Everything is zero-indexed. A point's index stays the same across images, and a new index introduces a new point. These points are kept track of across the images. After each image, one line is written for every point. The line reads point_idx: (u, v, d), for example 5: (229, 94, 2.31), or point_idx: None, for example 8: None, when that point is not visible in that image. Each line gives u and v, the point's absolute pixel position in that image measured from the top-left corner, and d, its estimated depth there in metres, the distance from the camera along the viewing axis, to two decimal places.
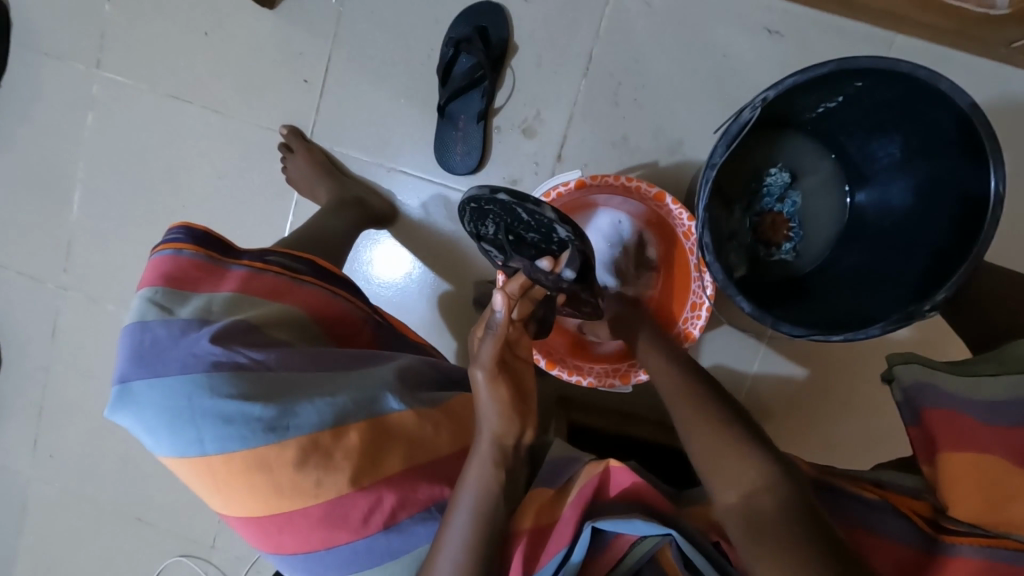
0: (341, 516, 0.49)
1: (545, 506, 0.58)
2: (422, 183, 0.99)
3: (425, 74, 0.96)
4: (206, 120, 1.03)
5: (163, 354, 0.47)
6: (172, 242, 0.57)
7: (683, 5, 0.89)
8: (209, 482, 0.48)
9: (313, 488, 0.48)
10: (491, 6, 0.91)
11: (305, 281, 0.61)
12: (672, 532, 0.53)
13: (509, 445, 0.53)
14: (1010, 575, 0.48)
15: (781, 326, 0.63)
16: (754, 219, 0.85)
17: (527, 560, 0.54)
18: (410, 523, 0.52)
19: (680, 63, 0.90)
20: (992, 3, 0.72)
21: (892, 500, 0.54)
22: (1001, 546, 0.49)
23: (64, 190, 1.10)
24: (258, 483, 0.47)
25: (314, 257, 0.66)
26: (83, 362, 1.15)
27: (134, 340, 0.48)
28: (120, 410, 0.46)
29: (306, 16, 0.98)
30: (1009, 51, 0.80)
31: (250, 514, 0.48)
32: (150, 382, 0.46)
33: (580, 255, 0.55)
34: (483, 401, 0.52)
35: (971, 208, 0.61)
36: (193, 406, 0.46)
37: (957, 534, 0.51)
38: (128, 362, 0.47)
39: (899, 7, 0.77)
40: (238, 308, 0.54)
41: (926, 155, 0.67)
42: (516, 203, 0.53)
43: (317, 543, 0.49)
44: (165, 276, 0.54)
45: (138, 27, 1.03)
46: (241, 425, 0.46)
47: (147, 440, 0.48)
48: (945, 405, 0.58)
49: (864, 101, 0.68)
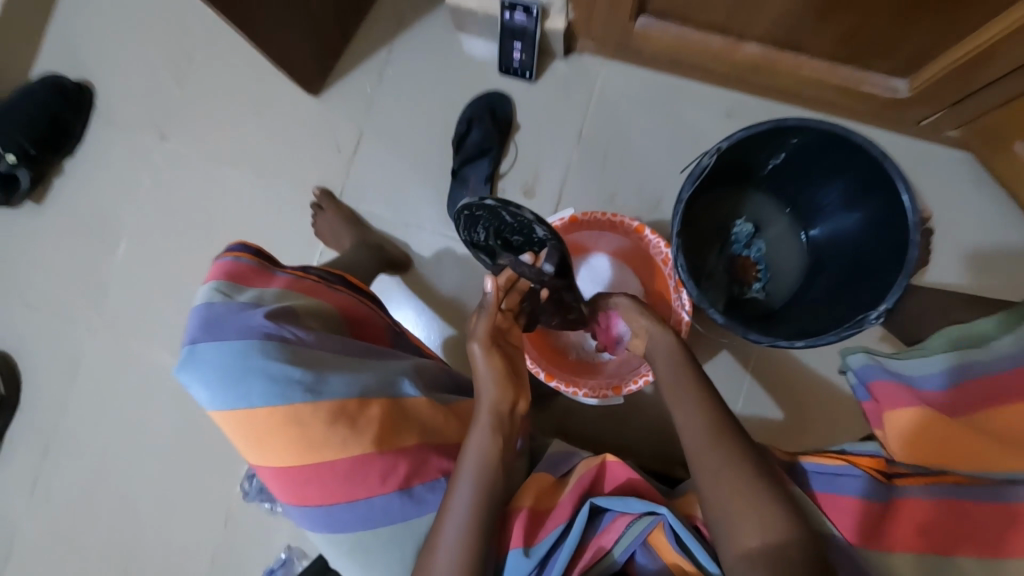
0: (363, 473, 0.54)
1: (545, 487, 0.61)
2: (435, 236, 1.13)
3: (441, 146, 1.13)
4: (248, 182, 1.18)
5: (225, 322, 0.55)
6: (233, 252, 0.68)
7: (657, 95, 1.09)
8: (249, 436, 0.54)
9: (340, 444, 0.54)
10: (500, 95, 1.11)
11: (337, 289, 0.73)
12: (661, 509, 0.57)
13: (505, 411, 0.59)
14: (954, 505, 0.58)
15: (752, 337, 0.74)
16: (727, 263, 0.98)
17: (527, 532, 0.56)
18: (424, 491, 0.57)
19: (656, 139, 1.08)
20: (895, 88, 0.90)
21: (852, 461, 0.61)
22: (944, 481, 0.59)
23: (110, 240, 1.22)
24: (293, 436, 0.53)
25: (345, 276, 0.78)
26: (99, 402, 1.20)
27: (204, 313, 0.56)
28: (186, 368, 0.54)
29: (345, 100, 1.16)
30: (919, 128, 0.99)
31: (281, 465, 0.54)
32: (214, 343, 0.54)
33: (558, 252, 0.62)
34: (480, 373, 0.61)
35: (896, 231, 0.76)
36: (246, 365, 0.53)
37: (907, 476, 0.60)
38: (196, 328, 0.55)
39: (825, 96, 0.97)
40: (285, 300, 0.63)
41: (857, 198, 0.82)
42: (500, 207, 0.60)
43: (339, 497, 0.54)
44: (227, 272, 0.64)
45: (198, 104, 1.21)
46: (285, 385, 0.53)
47: (202, 396, 0.54)
48: (894, 381, 0.65)
49: (801, 157, 0.84)
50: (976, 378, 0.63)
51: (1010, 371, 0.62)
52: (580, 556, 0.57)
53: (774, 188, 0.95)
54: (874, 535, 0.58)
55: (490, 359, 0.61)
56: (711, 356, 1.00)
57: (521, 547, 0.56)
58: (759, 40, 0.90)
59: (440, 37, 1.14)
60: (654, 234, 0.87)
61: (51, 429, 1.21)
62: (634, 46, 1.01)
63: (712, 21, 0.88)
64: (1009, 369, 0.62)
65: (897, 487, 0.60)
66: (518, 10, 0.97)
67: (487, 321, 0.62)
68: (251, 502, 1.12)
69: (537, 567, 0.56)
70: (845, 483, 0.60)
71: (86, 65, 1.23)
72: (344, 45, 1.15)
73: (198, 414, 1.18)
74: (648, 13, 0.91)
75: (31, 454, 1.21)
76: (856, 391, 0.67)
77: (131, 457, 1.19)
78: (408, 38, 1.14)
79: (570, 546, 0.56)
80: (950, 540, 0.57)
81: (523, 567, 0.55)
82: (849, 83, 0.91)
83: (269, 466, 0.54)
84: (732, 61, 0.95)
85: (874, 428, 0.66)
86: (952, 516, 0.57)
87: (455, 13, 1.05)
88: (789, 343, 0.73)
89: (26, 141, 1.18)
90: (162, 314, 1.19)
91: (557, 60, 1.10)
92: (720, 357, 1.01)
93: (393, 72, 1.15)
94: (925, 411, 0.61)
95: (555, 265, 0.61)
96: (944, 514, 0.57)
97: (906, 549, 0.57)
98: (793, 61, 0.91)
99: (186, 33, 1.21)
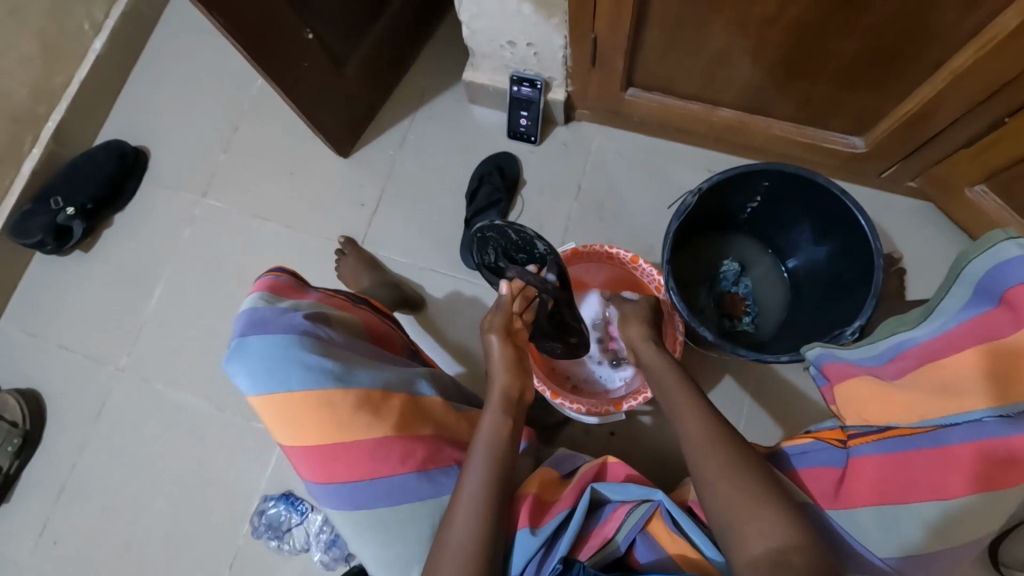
0: (386, 452, 0.60)
1: (549, 480, 0.67)
2: (447, 279, 1.22)
3: (455, 199, 1.26)
4: (279, 232, 1.30)
5: (270, 320, 0.62)
6: (273, 271, 0.76)
7: (648, 155, 1.23)
8: (284, 419, 0.59)
9: (365, 426, 0.60)
10: (508, 155, 1.25)
11: (362, 307, 0.80)
12: (658, 492, 0.64)
13: (513, 395, 0.69)
14: (903, 457, 0.58)
15: (738, 352, 0.86)
16: (718, 298, 1.06)
17: (533, 515, 0.61)
18: (438, 475, 0.63)
19: (648, 192, 1.21)
20: (853, 143, 1.03)
21: (816, 435, 0.66)
22: (889, 436, 0.60)
23: (147, 286, 1.31)
24: (324, 418, 0.59)
25: (367, 299, 0.86)
26: (118, 440, 1.24)
27: (251, 313, 0.63)
28: (234, 359, 0.60)
29: (370, 160, 1.30)
30: (881, 180, 1.11)
31: (311, 444, 0.59)
32: (260, 336, 0.60)
33: (556, 264, 0.80)
34: (496, 363, 0.71)
35: (863, 256, 0.88)
36: (287, 354, 0.59)
37: (859, 437, 0.62)
38: (244, 325, 0.62)
39: (795, 153, 1.10)
40: (319, 309, 0.71)
41: (829, 233, 0.94)
42: (508, 226, 0.81)
43: (363, 474, 0.59)
44: (268, 285, 0.71)
45: (239, 165, 1.34)
46: (320, 373, 0.59)
47: (243, 384, 0.60)
48: (842, 359, 0.69)
49: (774, 199, 0.97)
50: (907, 352, 0.65)
51: (932, 339, 0.64)
52: (582, 542, 0.62)
53: (755, 231, 1.06)
54: (836, 496, 0.60)
55: (502, 347, 0.72)
56: (713, 386, 1.06)
57: (529, 526, 0.60)
58: (733, 106, 1.04)
59: (457, 108, 1.30)
60: (647, 263, 0.97)
61: (68, 468, 1.24)
62: (625, 113, 1.16)
63: (691, 91, 1.04)
64: (932, 337, 0.64)
65: (851, 448, 0.62)
66: (525, 85, 1.14)
67: (503, 317, 0.75)
68: (261, 538, 1.14)
69: (543, 548, 0.59)
70: (810, 456, 0.64)
71: (142, 133, 1.39)
72: (371, 115, 1.30)
73: (213, 452, 1.21)
74: (636, 84, 1.07)
75: (46, 493, 1.23)
76: (814, 375, 0.72)
77: (144, 495, 1.21)
78: (428, 109, 1.30)
79: (573, 528, 0.60)
80: (902, 492, 0.57)
81: (530, 546, 0.59)
82: (813, 140, 1.05)
83: (301, 447, 0.60)
84: (711, 123, 1.10)
85: (830, 406, 0.70)
86: (899, 469, 0.58)
87: (470, 89, 1.22)
88: (775, 358, 0.84)
89: (85, 196, 1.29)
90: (188, 354, 1.26)
91: (559, 127, 1.25)
92: (716, 390, 1.06)
93: (414, 137, 1.30)
94: (859, 380, 0.65)
95: (556, 273, 0.79)
96: (894, 468, 0.58)
97: (865, 506, 0.58)
98: (762, 122, 1.05)
99: (234, 106, 1.37)
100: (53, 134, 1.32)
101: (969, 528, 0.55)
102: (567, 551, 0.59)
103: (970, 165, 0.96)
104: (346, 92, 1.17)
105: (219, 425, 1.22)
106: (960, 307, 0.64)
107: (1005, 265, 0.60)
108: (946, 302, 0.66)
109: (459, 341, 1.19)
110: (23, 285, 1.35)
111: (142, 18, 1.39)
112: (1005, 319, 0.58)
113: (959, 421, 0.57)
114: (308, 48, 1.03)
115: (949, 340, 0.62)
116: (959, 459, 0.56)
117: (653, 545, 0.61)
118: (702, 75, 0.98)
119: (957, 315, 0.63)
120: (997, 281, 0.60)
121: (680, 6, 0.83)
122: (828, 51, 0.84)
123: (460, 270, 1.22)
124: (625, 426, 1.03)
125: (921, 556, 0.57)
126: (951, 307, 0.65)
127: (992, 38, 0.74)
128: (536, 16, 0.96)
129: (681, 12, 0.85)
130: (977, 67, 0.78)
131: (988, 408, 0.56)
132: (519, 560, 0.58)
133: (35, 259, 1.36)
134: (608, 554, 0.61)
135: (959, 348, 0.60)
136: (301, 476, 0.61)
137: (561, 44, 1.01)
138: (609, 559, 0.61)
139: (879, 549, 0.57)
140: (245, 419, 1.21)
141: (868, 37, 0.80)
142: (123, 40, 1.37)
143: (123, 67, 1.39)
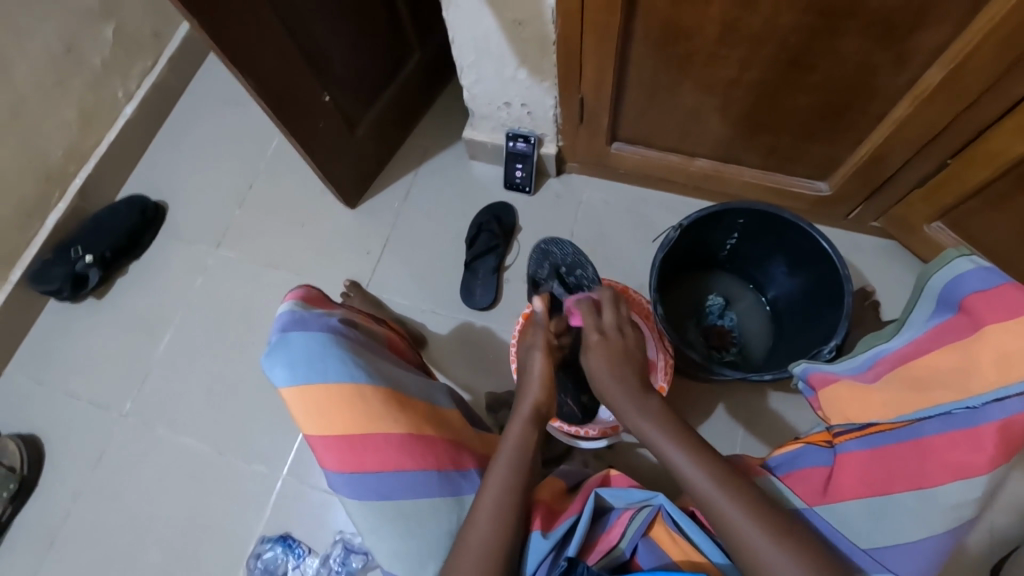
0: (412, 447, 0.69)
1: (557, 493, 0.76)
2: (449, 317, 1.29)
3: (454, 246, 1.34)
4: (288, 278, 1.36)
5: (308, 321, 0.72)
6: (304, 288, 0.85)
7: (634, 203, 1.33)
8: (317, 407, 0.66)
9: (393, 421, 0.68)
10: (505, 204, 1.34)
11: (378, 325, 0.93)
12: (659, 497, 0.70)
13: (542, 410, 0.76)
14: (887, 452, 0.65)
15: (724, 373, 0.94)
16: (706, 331, 1.13)
17: (547, 519, 0.68)
18: (457, 476, 0.71)
19: (636, 235, 1.30)
20: (818, 187, 1.13)
21: (806, 440, 0.74)
22: (871, 432, 0.68)
23: (155, 330, 1.36)
24: (355, 408, 0.67)
25: (384, 323, 1.00)
26: (116, 484, 1.24)
27: (291, 314, 0.73)
28: (277, 349, 0.68)
29: (376, 210, 1.39)
30: (847, 221, 1.21)
31: (342, 432, 0.67)
32: (301, 332, 0.70)
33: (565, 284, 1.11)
34: (534, 377, 0.79)
35: (834, 281, 0.96)
36: (326, 349, 0.69)
37: (842, 435, 0.70)
38: (284, 324, 0.71)
39: (767, 198, 1.20)
40: (347, 318, 0.82)
41: (802, 266, 1.03)
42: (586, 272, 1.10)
43: (390, 464, 0.67)
44: (299, 295, 0.80)
45: (252, 217, 1.43)
46: (354, 368, 0.69)
47: (281, 374, 0.67)
48: (824, 368, 0.77)
49: (749, 235, 1.06)
50: (882, 359, 0.72)
51: (903, 347, 0.71)
52: (593, 547, 0.69)
53: (735, 269, 1.16)
54: (825, 492, 0.68)
55: (544, 364, 0.80)
56: (701, 421, 1.10)
57: (540, 529, 0.66)
58: (709, 156, 1.15)
59: (457, 162, 1.41)
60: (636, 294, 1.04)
61: (61, 516, 1.23)
62: (611, 166, 1.27)
63: (670, 144, 1.15)
64: (903, 345, 0.71)
65: (838, 445, 0.70)
66: (519, 141, 1.26)
67: (544, 335, 0.85)
68: None
69: (552, 552, 0.66)
70: (803, 459, 0.73)
71: (163, 190, 1.48)
72: (378, 170, 1.41)
73: (210, 495, 1.21)
74: (620, 139, 1.19)
75: (38, 542, 1.21)
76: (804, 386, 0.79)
77: (138, 542, 1.20)
78: (430, 165, 1.42)
79: (581, 530, 0.68)
80: (887, 484, 0.64)
81: (542, 548, 0.65)
82: (782, 185, 1.15)
83: (331, 437, 0.67)
84: (689, 172, 1.20)
85: (817, 412, 0.77)
86: (882, 463, 0.65)
87: (469, 145, 1.34)
88: (759, 376, 0.91)
89: (104, 246, 1.36)
90: (192, 397, 1.29)
91: (551, 178, 1.36)
92: (711, 420, 1.10)
93: (417, 190, 1.40)
94: (838, 385, 0.73)
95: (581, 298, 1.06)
96: (877, 461, 0.66)
97: (853, 498, 0.65)
98: (737, 170, 1.16)
99: (250, 164, 1.48)
100: (80, 190, 1.41)
101: (953, 513, 0.60)
102: (576, 553, 0.67)
103: (926, 204, 1.05)
104: (356, 149, 1.28)
105: (218, 469, 1.22)
106: (927, 317, 0.70)
107: (961, 276, 0.67)
108: (916, 313, 0.72)
109: (459, 380, 1.24)
110: (34, 333, 1.38)
111: (170, 88, 1.53)
112: (963, 324, 0.65)
113: (932, 414, 0.63)
114: (325, 109, 1.15)
115: (916, 346, 0.69)
116: (932, 449, 0.62)
117: (654, 550, 0.69)
118: (677, 130, 1.10)
119: (925, 324, 0.70)
120: (955, 291, 0.67)
121: (655, 71, 0.97)
122: (787, 107, 0.96)
123: (460, 311, 1.29)
124: (622, 455, 1.08)
125: (909, 545, 0.62)
126: (922, 318, 0.71)
127: (922, 90, 0.85)
128: (529, 81, 1.09)
129: (654, 76, 0.98)
130: (914, 117, 0.89)
131: (955, 400, 0.62)
132: (532, 561, 0.65)
133: (48, 307, 1.41)
134: (614, 559, 0.69)
135: (926, 351, 0.67)
136: (327, 464, 0.67)
137: (551, 104, 1.14)
138: (615, 563, 0.69)
139: (869, 540, 0.64)
140: (244, 461, 1.22)
141: (818, 94, 0.92)
142: (152, 106, 1.50)
143: (148, 129, 1.51)
